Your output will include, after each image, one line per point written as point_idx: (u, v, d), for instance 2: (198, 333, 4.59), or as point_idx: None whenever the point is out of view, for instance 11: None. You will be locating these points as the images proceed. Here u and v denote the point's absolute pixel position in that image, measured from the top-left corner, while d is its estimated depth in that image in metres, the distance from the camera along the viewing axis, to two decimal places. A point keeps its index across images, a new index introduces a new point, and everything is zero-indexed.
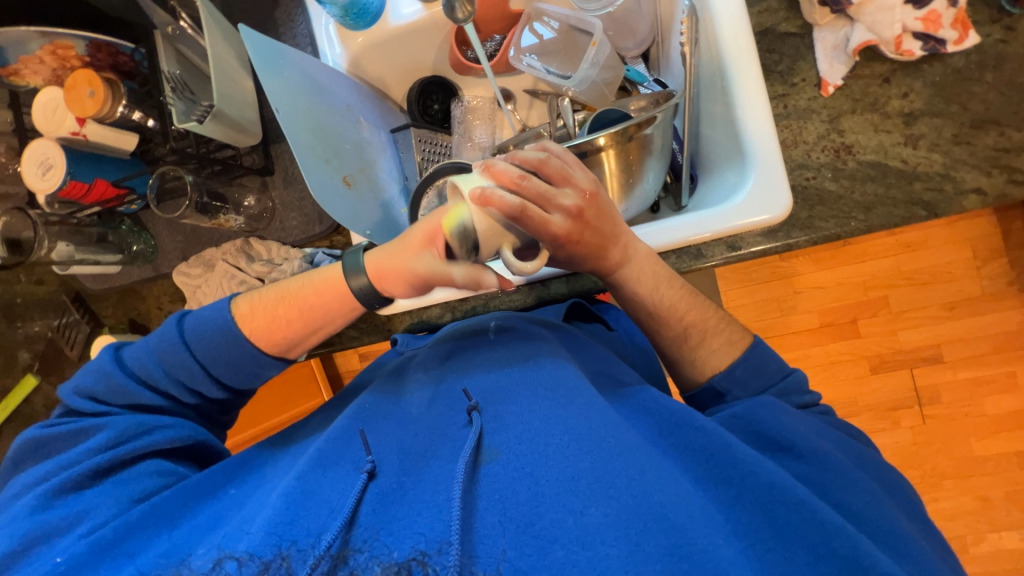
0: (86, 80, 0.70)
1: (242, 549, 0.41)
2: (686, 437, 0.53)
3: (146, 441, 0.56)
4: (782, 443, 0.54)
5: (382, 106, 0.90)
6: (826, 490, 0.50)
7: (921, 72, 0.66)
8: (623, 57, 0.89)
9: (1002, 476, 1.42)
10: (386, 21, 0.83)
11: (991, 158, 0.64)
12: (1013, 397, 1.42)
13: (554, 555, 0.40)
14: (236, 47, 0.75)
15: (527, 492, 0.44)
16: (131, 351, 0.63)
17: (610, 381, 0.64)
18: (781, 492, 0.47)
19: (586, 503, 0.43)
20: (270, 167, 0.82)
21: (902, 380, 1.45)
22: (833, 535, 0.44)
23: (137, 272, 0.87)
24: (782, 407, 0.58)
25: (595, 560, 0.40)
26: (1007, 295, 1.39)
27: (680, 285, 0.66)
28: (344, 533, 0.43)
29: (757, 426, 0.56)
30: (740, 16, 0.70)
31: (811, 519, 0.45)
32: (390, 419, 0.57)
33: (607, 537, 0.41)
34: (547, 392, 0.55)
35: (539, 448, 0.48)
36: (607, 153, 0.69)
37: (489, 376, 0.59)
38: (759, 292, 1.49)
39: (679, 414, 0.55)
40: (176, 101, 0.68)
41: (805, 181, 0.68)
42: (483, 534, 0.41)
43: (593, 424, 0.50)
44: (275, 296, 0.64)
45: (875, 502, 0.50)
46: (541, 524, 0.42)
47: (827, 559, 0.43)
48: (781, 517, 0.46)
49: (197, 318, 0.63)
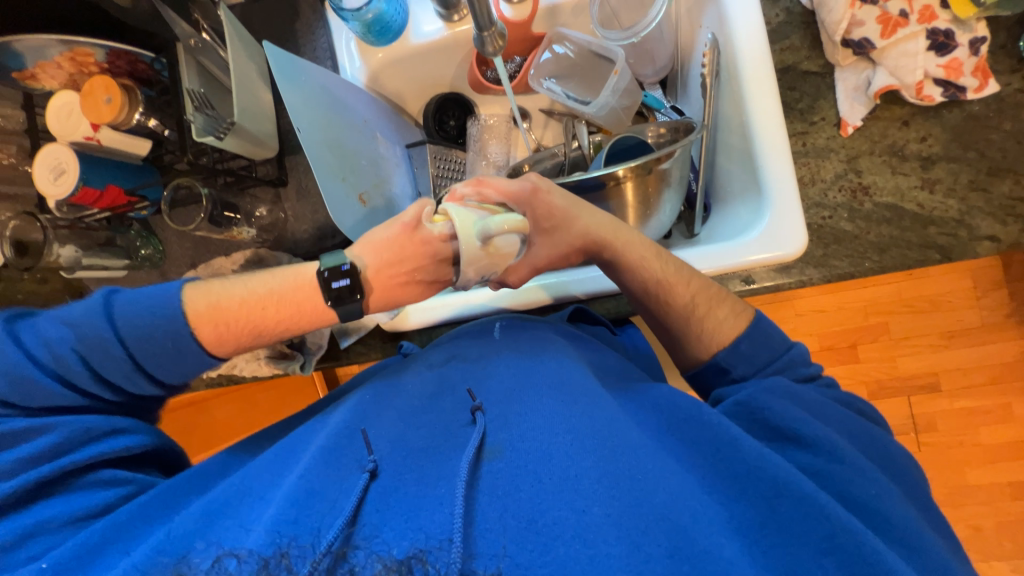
0: (103, 86, 0.69)
1: (245, 546, 0.38)
2: (695, 431, 0.51)
3: (89, 452, 0.49)
4: (790, 434, 0.52)
5: (398, 121, 0.90)
6: (836, 484, 0.48)
7: (940, 117, 0.67)
8: (640, 83, 0.91)
9: (994, 506, 1.43)
10: (407, 38, 0.82)
11: (1006, 208, 0.64)
12: (1008, 427, 1.42)
13: (556, 552, 0.37)
14: (257, 60, 0.75)
15: (529, 488, 0.42)
16: (38, 335, 0.51)
17: (616, 376, 0.61)
18: (787, 487, 0.45)
19: (589, 501, 0.41)
20: (284, 178, 0.81)
21: (899, 406, 1.46)
22: (839, 531, 0.42)
23: (144, 276, 0.87)
24: (790, 386, 0.57)
25: (597, 558, 0.37)
26: (1007, 327, 1.40)
27: (713, 291, 0.63)
28: (346, 531, 0.40)
29: (762, 412, 0.54)
30: (763, 55, 0.69)
31: (817, 516, 0.43)
32: (390, 413, 0.54)
33: (609, 536, 0.38)
34: (552, 390, 0.52)
35: (542, 444, 0.45)
36: (624, 184, 0.69)
37: (494, 372, 0.56)
38: (761, 313, 1.49)
39: (689, 409, 0.53)
40: (195, 117, 0.65)
41: (821, 220, 0.69)
42: (484, 529, 0.39)
43: (599, 422, 0.48)
44: (232, 292, 0.56)
45: (882, 495, 0.48)
46: (543, 520, 0.39)
47: (832, 555, 0.41)
48: (791, 519, 0.44)
49: (128, 302, 0.53)
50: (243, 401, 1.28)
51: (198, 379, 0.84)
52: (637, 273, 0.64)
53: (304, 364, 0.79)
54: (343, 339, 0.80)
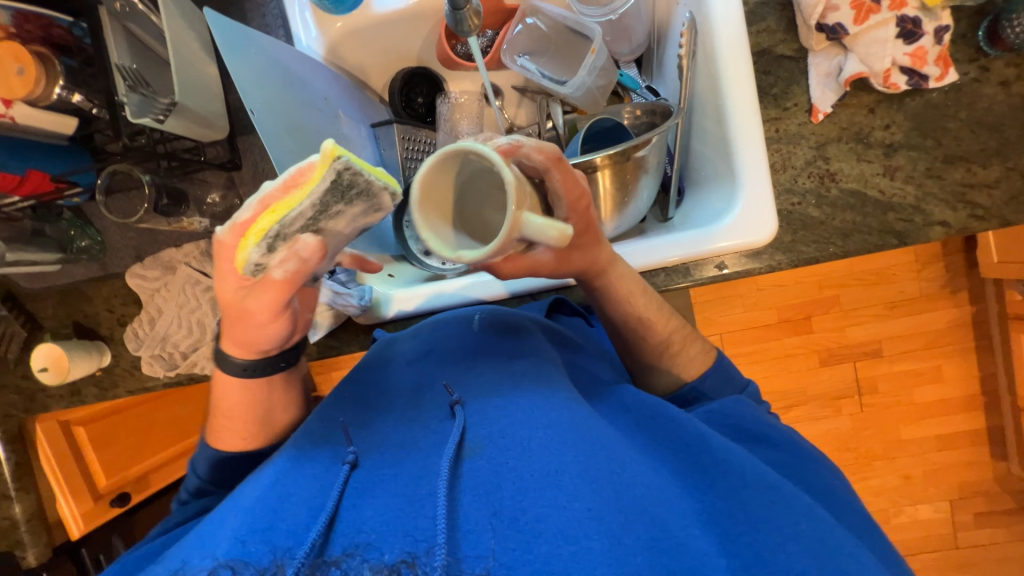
0: (11, 55, 0.60)
1: (232, 555, 0.38)
2: (662, 429, 0.53)
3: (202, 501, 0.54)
4: (755, 433, 0.56)
5: (361, 98, 0.83)
6: (794, 472, 0.53)
7: (903, 105, 0.69)
8: (616, 61, 0.88)
9: (922, 456, 1.58)
10: (369, 7, 0.76)
11: (958, 194, 0.68)
12: (937, 387, 1.56)
13: (538, 550, 0.38)
14: (197, 29, 0.68)
15: (511, 487, 0.41)
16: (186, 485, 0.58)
17: (591, 377, 0.61)
18: (752, 478, 0.48)
19: (569, 496, 0.41)
20: (237, 161, 0.75)
21: (846, 372, 1.57)
22: (799, 516, 0.45)
23: (82, 270, 0.80)
24: (755, 407, 0.60)
25: (578, 555, 0.38)
26: (942, 297, 1.51)
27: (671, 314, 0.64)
28: (325, 539, 0.39)
29: (732, 420, 0.56)
30: (739, 36, 0.67)
31: (778, 501, 0.46)
32: (376, 408, 0.52)
33: (590, 531, 0.39)
34: (528, 385, 0.51)
35: (522, 441, 0.45)
36: (602, 173, 0.68)
37: (471, 369, 0.55)
38: (724, 288, 1.54)
39: (656, 408, 0.54)
40: (130, 97, 0.59)
41: (791, 207, 0.70)
42: (467, 531, 0.39)
43: (577, 418, 0.48)
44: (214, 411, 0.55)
45: (843, 485, 0.55)
46: (525, 519, 0.39)
47: (795, 540, 0.44)
48: (756, 504, 0.46)
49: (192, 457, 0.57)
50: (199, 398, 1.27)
51: (155, 380, 0.78)
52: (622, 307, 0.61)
53: None
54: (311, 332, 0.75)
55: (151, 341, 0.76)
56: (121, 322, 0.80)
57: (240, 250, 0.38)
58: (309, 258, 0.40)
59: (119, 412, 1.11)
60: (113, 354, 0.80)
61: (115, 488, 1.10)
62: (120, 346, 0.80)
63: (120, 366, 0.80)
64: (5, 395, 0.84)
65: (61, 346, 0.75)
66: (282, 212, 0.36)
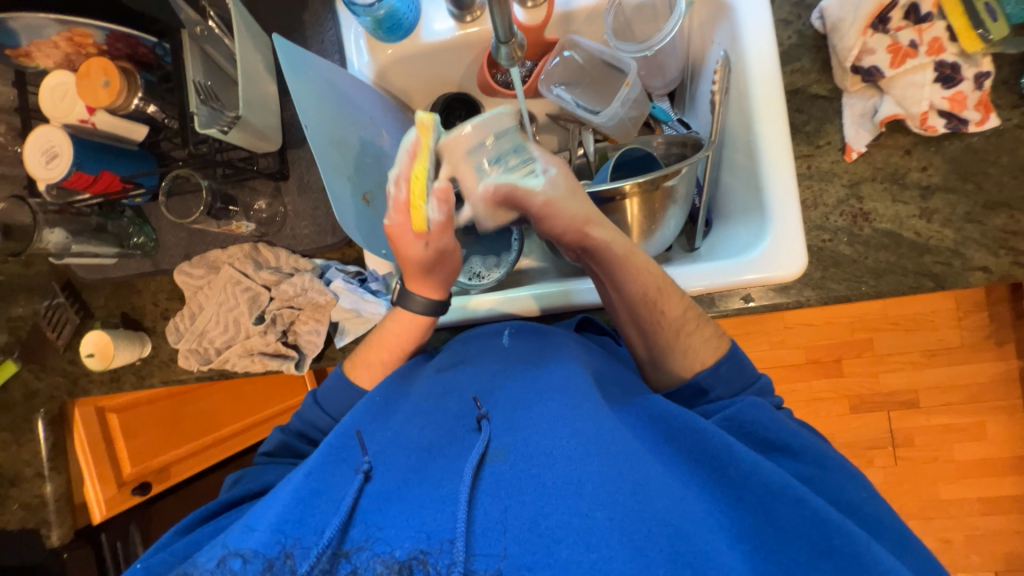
0: (101, 69, 0.66)
1: (248, 546, 0.40)
2: (688, 440, 0.52)
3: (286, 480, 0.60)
4: (777, 443, 0.54)
5: (403, 117, 0.88)
6: (827, 492, 0.51)
7: (941, 148, 0.68)
8: (649, 95, 0.91)
9: (962, 520, 1.47)
10: (418, 37, 0.81)
11: (1000, 240, 0.66)
12: (981, 445, 1.46)
13: (557, 556, 0.37)
14: (263, 51, 0.74)
15: (532, 492, 0.42)
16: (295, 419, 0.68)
17: (618, 383, 0.60)
18: (779, 489, 0.46)
19: (591, 505, 0.41)
20: (285, 172, 0.79)
21: (879, 421, 1.49)
22: (832, 532, 0.43)
23: (134, 265, 0.85)
24: (774, 411, 0.58)
25: (598, 563, 0.37)
26: (986, 348, 1.43)
27: (682, 295, 0.63)
28: (343, 531, 0.41)
29: (754, 429, 0.55)
30: (771, 75, 0.69)
31: (811, 518, 0.44)
32: (395, 421, 0.54)
33: (610, 540, 0.39)
34: (555, 394, 0.51)
35: (547, 451, 0.45)
36: (630, 200, 0.70)
37: (496, 381, 0.56)
38: (750, 324, 1.51)
39: (681, 418, 0.53)
40: (200, 109, 0.64)
41: (821, 243, 0.70)
42: (484, 530, 0.39)
43: (600, 427, 0.47)
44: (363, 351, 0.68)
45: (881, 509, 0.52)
46: (545, 524, 0.39)
47: (826, 557, 0.43)
48: (786, 522, 0.45)
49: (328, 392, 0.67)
50: (229, 393, 1.30)
51: (190, 373, 0.82)
52: (631, 283, 0.61)
53: (298, 363, 0.78)
54: (340, 337, 0.78)
55: (190, 335, 0.80)
56: (163, 315, 0.86)
57: (419, 168, 0.56)
58: (449, 196, 0.58)
59: (148, 403, 1.14)
60: (153, 344, 0.86)
61: (136, 477, 1.13)
62: (160, 338, 0.86)
63: (158, 357, 0.86)
64: (52, 377, 0.90)
65: (108, 334, 0.80)
66: (421, 174, 0.56)
